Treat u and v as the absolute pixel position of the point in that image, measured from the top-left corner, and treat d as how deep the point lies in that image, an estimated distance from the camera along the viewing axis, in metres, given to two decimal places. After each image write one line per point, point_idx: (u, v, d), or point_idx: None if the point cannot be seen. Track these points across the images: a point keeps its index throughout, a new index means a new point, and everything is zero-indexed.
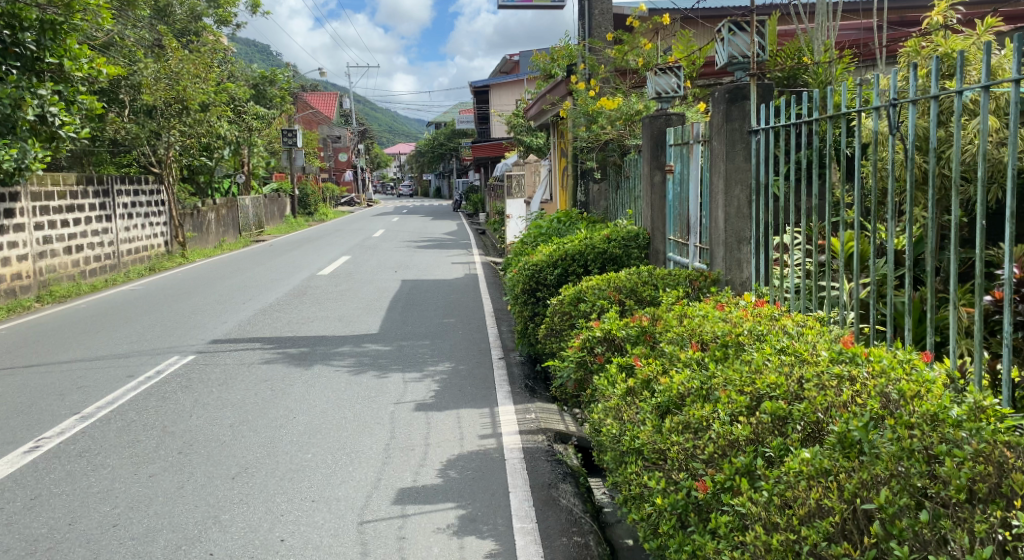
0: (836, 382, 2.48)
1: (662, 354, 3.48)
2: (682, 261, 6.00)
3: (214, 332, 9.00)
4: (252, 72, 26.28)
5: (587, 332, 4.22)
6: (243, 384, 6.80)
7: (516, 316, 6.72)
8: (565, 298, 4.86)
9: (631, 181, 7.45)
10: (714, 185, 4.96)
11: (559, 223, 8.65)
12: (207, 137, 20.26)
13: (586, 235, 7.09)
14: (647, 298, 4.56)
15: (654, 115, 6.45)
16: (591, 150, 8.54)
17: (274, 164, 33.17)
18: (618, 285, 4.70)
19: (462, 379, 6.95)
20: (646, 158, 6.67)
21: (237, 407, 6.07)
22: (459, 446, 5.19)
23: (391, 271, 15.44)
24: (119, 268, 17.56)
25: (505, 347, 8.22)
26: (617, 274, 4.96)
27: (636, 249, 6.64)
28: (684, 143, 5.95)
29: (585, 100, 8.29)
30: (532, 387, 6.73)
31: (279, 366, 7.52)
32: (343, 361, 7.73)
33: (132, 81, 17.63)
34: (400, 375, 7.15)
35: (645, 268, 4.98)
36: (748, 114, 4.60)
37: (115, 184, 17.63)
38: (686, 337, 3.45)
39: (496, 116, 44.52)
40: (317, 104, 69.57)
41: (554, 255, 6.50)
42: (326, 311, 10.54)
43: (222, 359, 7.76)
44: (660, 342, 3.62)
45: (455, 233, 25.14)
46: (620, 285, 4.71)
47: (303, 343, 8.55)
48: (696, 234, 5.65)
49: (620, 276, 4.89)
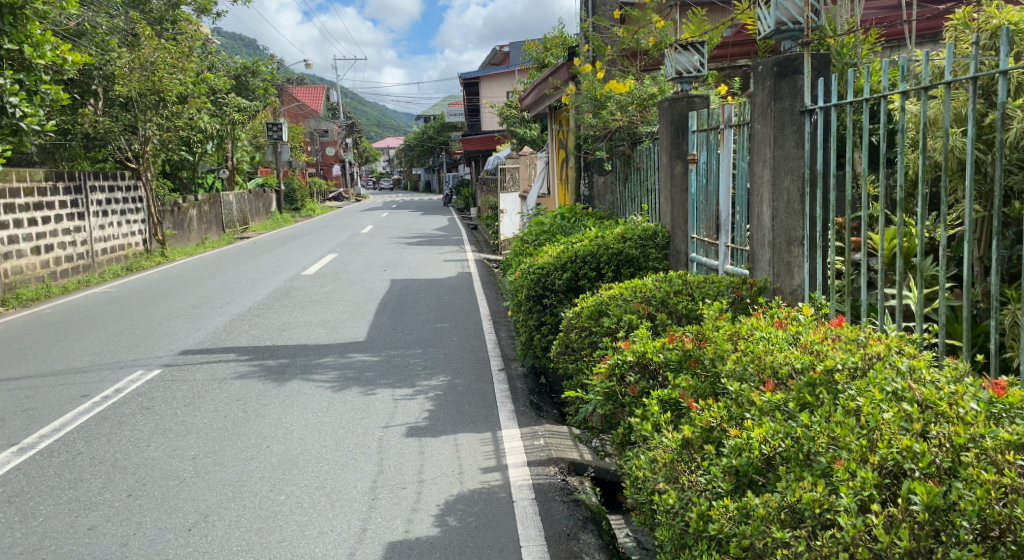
0: (1009, 458, 1.76)
1: (721, 392, 2.74)
2: (709, 264, 5.28)
3: (184, 342, 8.21)
4: (234, 62, 25.36)
5: (614, 355, 3.46)
6: (212, 404, 6.02)
7: (519, 326, 6.03)
8: (583, 312, 4.10)
9: (645, 172, 6.75)
10: (757, 176, 4.21)
11: (563, 220, 7.93)
12: (186, 130, 19.40)
13: (597, 233, 6.33)
14: (681, 311, 3.84)
15: (675, 98, 5.71)
16: (597, 139, 7.80)
17: (259, 158, 32.21)
18: (645, 296, 3.97)
19: (459, 396, 6.20)
20: (665, 147, 5.93)
21: (202, 434, 5.30)
22: (458, 483, 4.44)
23: (380, 270, 14.68)
24: (94, 268, 16.74)
25: (505, 357, 7.48)
26: (644, 281, 4.21)
27: (655, 249, 5.90)
28: (712, 129, 5.21)
29: (592, 83, 7.53)
30: (537, 404, 6.02)
31: (255, 382, 6.75)
32: (325, 375, 6.96)
33: (105, 72, 16.72)
34: (389, 392, 6.40)
35: (676, 273, 4.24)
36: (801, 90, 3.85)
37: (89, 180, 16.76)
38: (751, 369, 2.70)
39: (488, 108, 43.59)
40: (304, 98, 68.41)
41: (563, 256, 5.76)
42: (308, 316, 9.75)
43: (191, 373, 6.98)
44: (718, 377, 2.88)
45: (446, 229, 24.39)
46: (648, 295, 3.97)
47: (282, 353, 7.77)
48: (726, 232, 4.96)
49: (646, 284, 4.15)
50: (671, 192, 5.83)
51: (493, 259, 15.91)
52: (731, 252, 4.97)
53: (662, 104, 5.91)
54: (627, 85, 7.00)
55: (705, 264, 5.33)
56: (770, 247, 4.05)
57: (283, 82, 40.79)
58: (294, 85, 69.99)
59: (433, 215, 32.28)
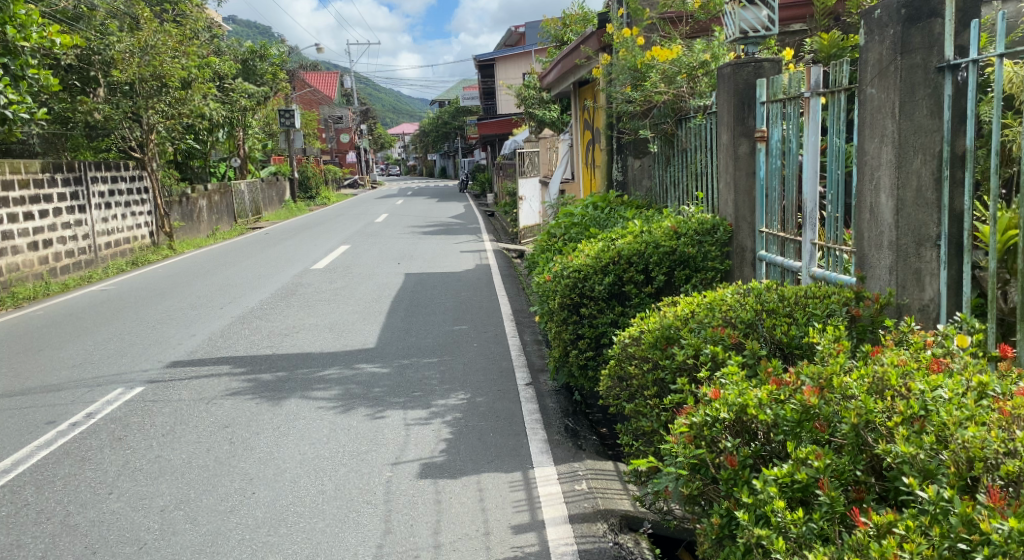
0: None
1: (908, 494, 1.95)
2: (786, 265, 4.42)
3: (174, 352, 7.33)
4: (241, 46, 24.41)
5: (698, 408, 2.53)
6: (195, 433, 5.14)
7: (550, 338, 5.16)
8: (642, 339, 3.17)
9: (693, 154, 5.90)
10: (870, 156, 3.24)
11: (596, 210, 7.00)
12: (191, 118, 18.51)
13: (641, 228, 5.40)
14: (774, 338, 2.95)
15: (739, 62, 4.76)
16: (634, 116, 6.82)
17: (270, 146, 31.37)
18: (721, 319, 3.05)
19: (481, 420, 5.31)
20: (724, 124, 5.00)
21: (177, 476, 4.42)
22: (484, 550, 3.55)
23: (393, 263, 13.82)
24: (97, 263, 15.99)
25: (532, 369, 6.59)
26: (714, 300, 3.28)
27: (713, 247, 4.95)
28: (794, 98, 4.26)
29: (632, 51, 6.55)
30: (574, 429, 5.18)
31: (246, 401, 5.86)
32: (327, 391, 6.07)
33: (104, 57, 15.86)
34: (400, 414, 5.50)
35: (762, 285, 3.32)
36: (940, 39, 2.87)
37: (89, 171, 15.94)
38: (958, 463, 1.93)
39: (503, 90, 42.33)
40: (317, 84, 67.55)
41: (603, 256, 4.84)
42: (314, 319, 8.88)
43: (177, 390, 6.12)
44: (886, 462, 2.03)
45: (463, 217, 23.49)
46: (726, 318, 3.06)
47: (281, 365, 6.89)
48: (812, 227, 4.07)
49: (721, 304, 3.21)
50: (732, 178, 4.90)
51: (512, 248, 15.00)
52: (818, 252, 4.08)
53: (721, 72, 4.95)
54: (674, 51, 6.08)
55: (784, 266, 4.43)
56: (890, 251, 3.12)
57: (296, 67, 39.80)
58: (307, 71, 68.98)
59: (450, 201, 31.38)
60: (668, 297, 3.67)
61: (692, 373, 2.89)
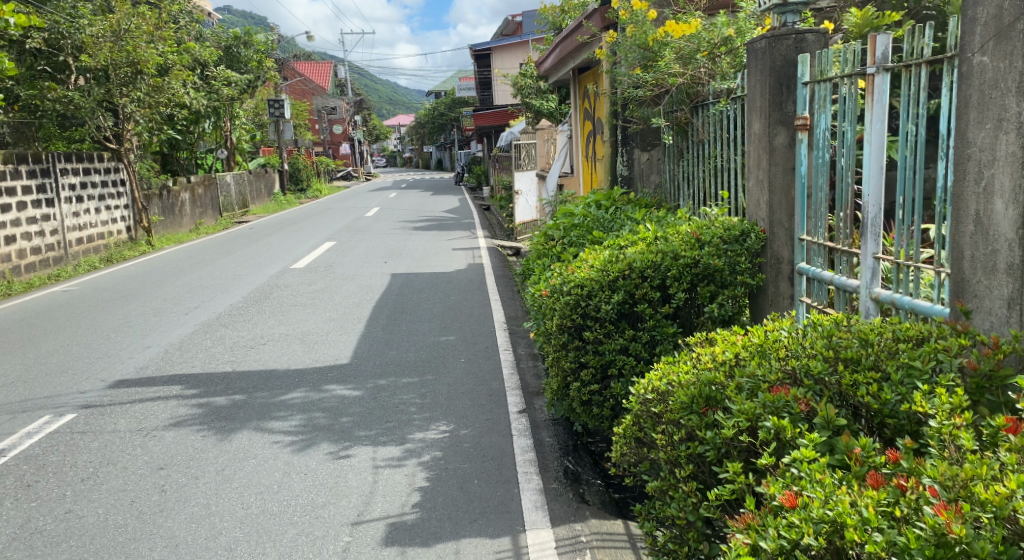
0: None
1: None
2: (837, 282, 3.63)
3: (121, 370, 6.47)
4: (224, 32, 23.37)
5: (767, 522, 1.72)
6: (121, 476, 4.28)
7: (547, 365, 4.34)
8: (671, 395, 2.34)
9: (711, 146, 5.12)
10: (970, 147, 2.43)
11: (599, 210, 6.16)
12: (170, 107, 17.60)
13: (655, 233, 4.58)
14: (852, 401, 2.13)
15: (777, 34, 3.95)
16: (643, 103, 6.02)
17: (259, 137, 30.38)
18: (777, 373, 2.24)
19: (464, 461, 4.49)
20: (756, 109, 4.18)
21: (84, 542, 3.58)
22: None
23: (380, 261, 12.98)
24: (67, 260, 15.07)
25: (526, 392, 5.78)
26: (763, 342, 2.46)
27: (744, 258, 4.11)
28: (849, 76, 3.47)
29: (642, 27, 5.71)
30: (575, 471, 4.40)
31: (191, 433, 5.00)
32: (287, 421, 5.22)
33: (74, 42, 14.89)
34: (368, 452, 4.67)
35: (832, 323, 2.49)
36: None
37: (59, 163, 15.01)
38: None
39: (499, 79, 41.40)
40: (309, 73, 66.42)
41: (611, 267, 4.03)
42: (286, 328, 8.03)
43: (114, 418, 5.27)
44: None
45: (456, 211, 22.67)
46: (783, 371, 2.24)
47: (240, 386, 6.04)
48: (874, 238, 3.28)
49: (771, 349, 2.40)
50: (767, 175, 4.08)
51: (506, 245, 14.23)
52: (882, 269, 3.29)
53: (753, 47, 4.14)
54: (693, 24, 5.24)
55: (834, 283, 3.65)
56: (1010, 277, 2.31)
57: (287, 56, 38.69)
58: (300, 61, 67.87)
59: (445, 195, 30.51)
60: (698, 338, 2.84)
61: (742, 452, 2.09)
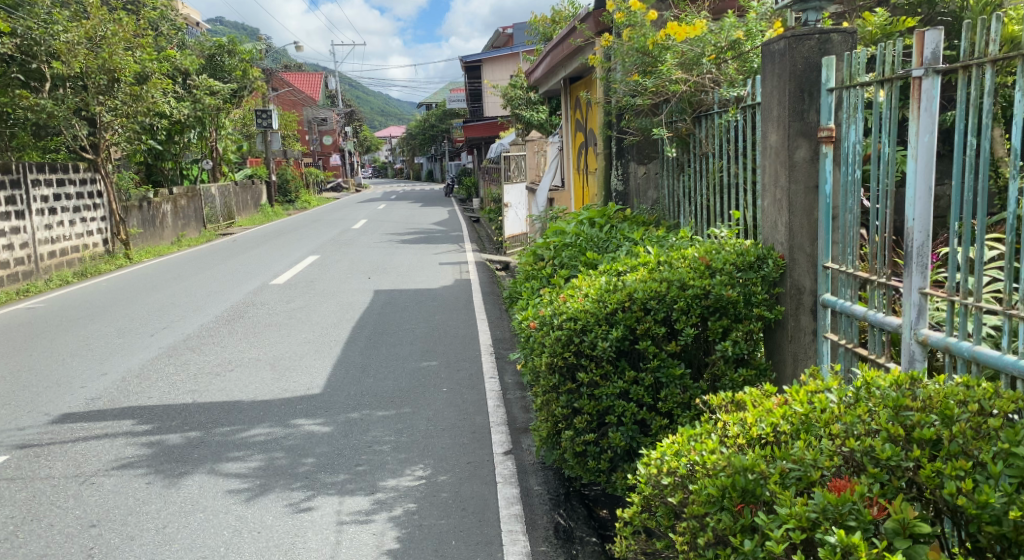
0: None
1: None
2: (873, 320, 3.11)
3: (70, 401, 5.90)
4: (207, 40, 22.79)
5: None
6: (44, 537, 3.74)
7: (535, 410, 3.79)
8: (696, 488, 2.03)
9: (716, 158, 4.64)
10: None
11: (592, 229, 5.62)
12: (150, 117, 17.00)
13: (656, 257, 4.06)
14: (934, 496, 1.79)
15: (798, 34, 3.45)
16: (640, 113, 5.53)
17: (245, 147, 29.77)
18: (832, 456, 1.94)
19: (441, 516, 3.96)
20: (772, 118, 3.68)
21: None
22: None
23: (364, 277, 12.43)
24: (38, 274, 14.42)
25: (513, 429, 5.24)
26: (807, 411, 2.15)
27: (761, 288, 3.59)
28: (889, 81, 2.98)
29: (641, 29, 5.20)
30: (567, 528, 3.89)
31: (135, 478, 4.44)
32: (245, 463, 4.67)
33: (47, 49, 14.27)
34: (333, 504, 4.13)
35: (902, 386, 2.13)
36: None
37: (30, 174, 14.37)
38: None
39: (490, 90, 40.96)
40: (299, 84, 65.86)
41: (608, 298, 3.52)
42: (256, 352, 7.48)
43: (50, 461, 4.70)
44: None
45: (445, 223, 22.10)
46: (838, 454, 1.95)
47: (198, 420, 5.48)
48: (921, 271, 2.79)
49: (817, 421, 2.10)
50: (785, 194, 3.57)
51: (495, 259, 13.74)
52: (929, 307, 2.80)
53: (770, 49, 3.64)
54: (697, 27, 4.76)
55: (867, 320, 3.14)
56: None
57: (275, 66, 38.10)
58: (291, 71, 67.35)
59: (434, 207, 29.98)
60: (727, 406, 2.48)
61: (788, 557, 1.85)
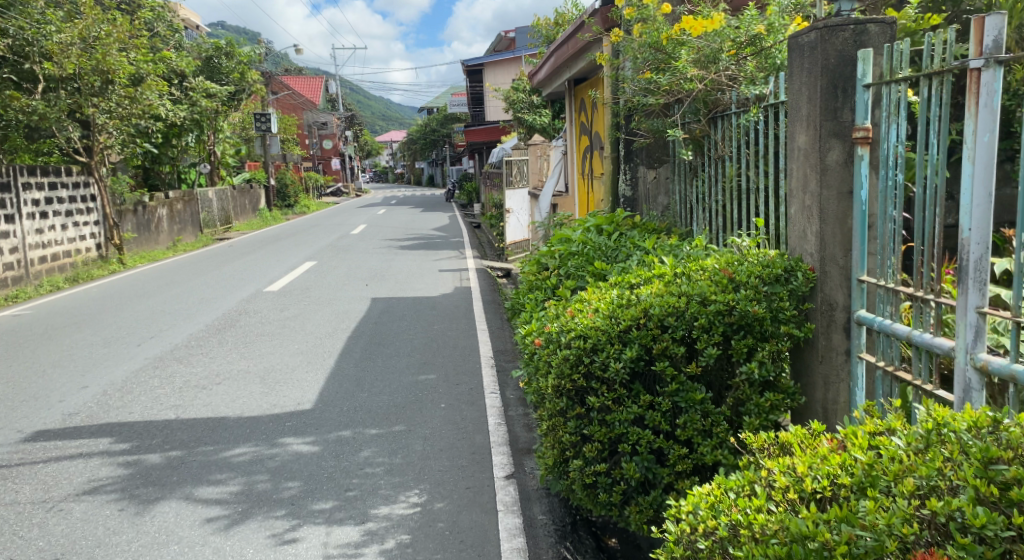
0: None
1: None
2: (919, 340, 2.78)
3: (45, 418, 5.57)
4: (204, 42, 22.49)
5: None
6: None
7: (540, 435, 3.47)
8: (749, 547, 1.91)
9: (732, 161, 4.35)
10: None
11: (600, 237, 5.30)
12: (144, 119, 16.68)
13: (672, 269, 3.74)
14: None
15: (832, 24, 3.14)
16: (651, 114, 5.26)
17: (244, 151, 29.47)
18: (908, 520, 1.80)
19: (437, 551, 3.62)
20: (800, 117, 3.36)
21: None
22: None
23: (361, 283, 12.10)
24: (29, 279, 14.10)
25: (515, 450, 4.91)
26: (870, 462, 2.01)
27: (790, 303, 3.27)
28: (938, 73, 2.64)
29: (654, 23, 4.90)
30: None
31: (106, 505, 4.12)
32: (227, 488, 4.34)
33: (39, 50, 13.93)
34: (318, 534, 3.80)
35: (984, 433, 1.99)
36: None
37: (20, 177, 14.05)
38: None
39: (491, 94, 40.64)
40: (300, 89, 65.59)
41: (621, 315, 3.21)
42: (246, 363, 7.15)
43: (17, 486, 4.38)
44: None
45: (445, 229, 21.78)
46: (916, 517, 1.80)
47: (180, 439, 5.15)
48: (978, 288, 2.47)
49: (884, 474, 1.96)
50: (816, 200, 3.24)
51: (495, 266, 13.43)
52: (988, 329, 2.47)
53: (799, 42, 3.33)
54: (714, 21, 4.45)
55: (912, 341, 2.81)
56: None
57: (275, 70, 37.81)
58: (291, 76, 67.08)
59: (435, 211, 29.66)
60: (778, 451, 2.32)
61: None
